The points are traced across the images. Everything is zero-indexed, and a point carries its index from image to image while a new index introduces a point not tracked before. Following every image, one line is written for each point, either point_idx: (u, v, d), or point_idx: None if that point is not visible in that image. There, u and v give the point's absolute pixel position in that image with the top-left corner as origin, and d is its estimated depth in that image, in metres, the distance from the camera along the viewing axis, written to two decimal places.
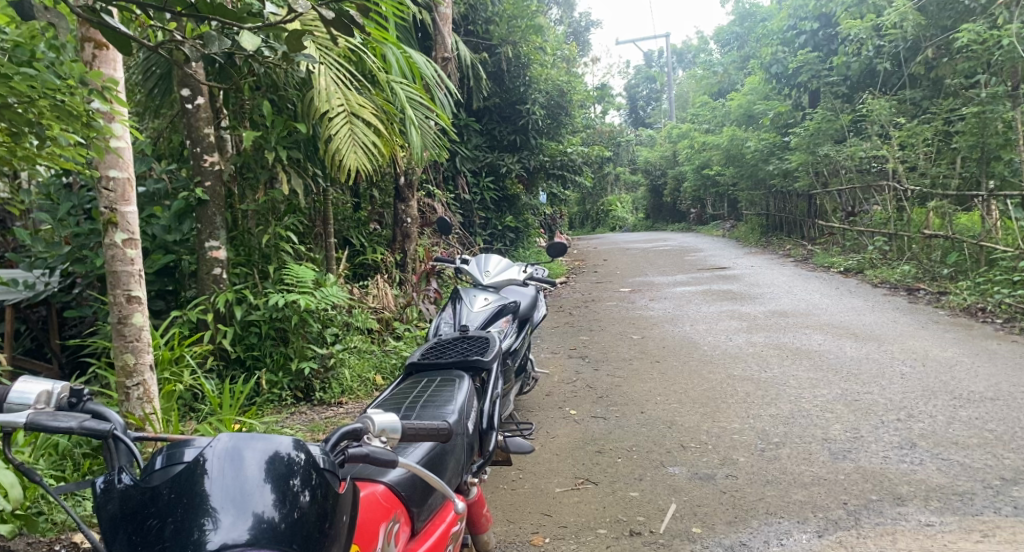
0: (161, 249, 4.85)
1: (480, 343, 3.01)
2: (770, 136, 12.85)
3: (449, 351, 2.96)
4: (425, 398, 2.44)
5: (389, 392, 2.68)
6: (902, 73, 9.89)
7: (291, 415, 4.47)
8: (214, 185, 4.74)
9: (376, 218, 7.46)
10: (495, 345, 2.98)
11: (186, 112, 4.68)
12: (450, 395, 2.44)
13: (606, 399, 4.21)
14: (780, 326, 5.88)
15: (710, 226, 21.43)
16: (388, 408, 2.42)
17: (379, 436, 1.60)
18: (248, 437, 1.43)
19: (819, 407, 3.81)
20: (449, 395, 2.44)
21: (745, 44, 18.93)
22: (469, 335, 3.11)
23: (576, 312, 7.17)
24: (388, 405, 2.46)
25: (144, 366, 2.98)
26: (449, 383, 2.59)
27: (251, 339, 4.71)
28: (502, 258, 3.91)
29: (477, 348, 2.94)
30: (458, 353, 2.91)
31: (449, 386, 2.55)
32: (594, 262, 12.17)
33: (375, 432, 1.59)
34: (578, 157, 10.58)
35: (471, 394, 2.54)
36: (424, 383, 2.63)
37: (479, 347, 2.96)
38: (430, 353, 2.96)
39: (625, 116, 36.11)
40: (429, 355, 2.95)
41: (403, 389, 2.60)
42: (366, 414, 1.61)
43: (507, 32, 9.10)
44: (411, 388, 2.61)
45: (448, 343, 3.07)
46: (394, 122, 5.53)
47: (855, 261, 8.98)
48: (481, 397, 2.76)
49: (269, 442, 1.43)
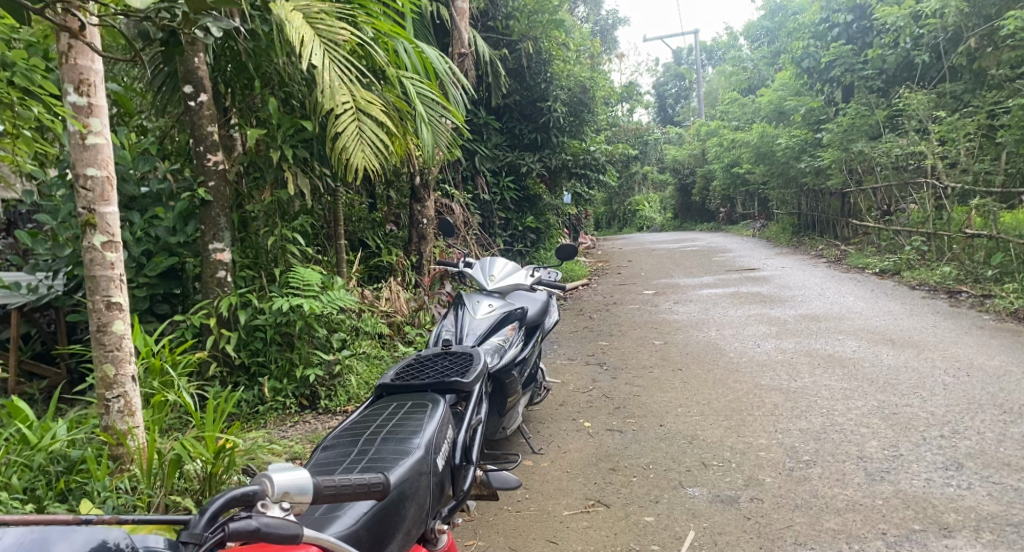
0: (165, 251, 4.69)
1: (466, 360, 2.81)
2: (801, 133, 12.44)
3: (427, 370, 2.75)
4: (388, 429, 2.25)
5: (354, 417, 2.49)
6: (942, 66, 9.47)
7: (293, 426, 4.30)
8: (218, 185, 4.56)
9: (392, 219, 7.29)
10: (477, 364, 2.77)
11: (189, 109, 4.51)
12: (415, 426, 2.25)
13: (623, 411, 3.96)
14: (811, 331, 5.57)
15: (740, 225, 20.98)
16: (347, 438, 2.24)
17: (279, 500, 1.46)
18: (66, 530, 1.36)
19: (852, 421, 3.51)
20: (415, 425, 2.25)
21: (776, 39, 18.46)
22: (453, 352, 2.91)
23: (596, 315, 6.91)
24: (348, 435, 2.28)
25: (126, 378, 2.80)
26: (419, 409, 2.39)
27: (255, 344, 4.54)
28: (509, 261, 3.67)
29: (457, 368, 2.74)
30: (436, 373, 2.70)
31: (418, 413, 2.36)
32: (620, 263, 11.87)
33: (274, 496, 1.45)
34: (601, 155, 10.29)
35: (445, 423, 2.35)
36: (393, 408, 2.44)
37: (462, 366, 2.76)
38: (408, 370, 2.76)
39: (653, 115, 35.67)
40: (406, 372, 2.75)
41: (368, 414, 2.41)
42: (264, 473, 1.48)
43: (528, 28, 8.85)
44: (376, 415, 2.41)
45: (431, 359, 2.87)
46: (405, 119, 5.31)
47: (891, 262, 8.58)
48: (459, 423, 2.57)
49: (94, 533, 1.36)
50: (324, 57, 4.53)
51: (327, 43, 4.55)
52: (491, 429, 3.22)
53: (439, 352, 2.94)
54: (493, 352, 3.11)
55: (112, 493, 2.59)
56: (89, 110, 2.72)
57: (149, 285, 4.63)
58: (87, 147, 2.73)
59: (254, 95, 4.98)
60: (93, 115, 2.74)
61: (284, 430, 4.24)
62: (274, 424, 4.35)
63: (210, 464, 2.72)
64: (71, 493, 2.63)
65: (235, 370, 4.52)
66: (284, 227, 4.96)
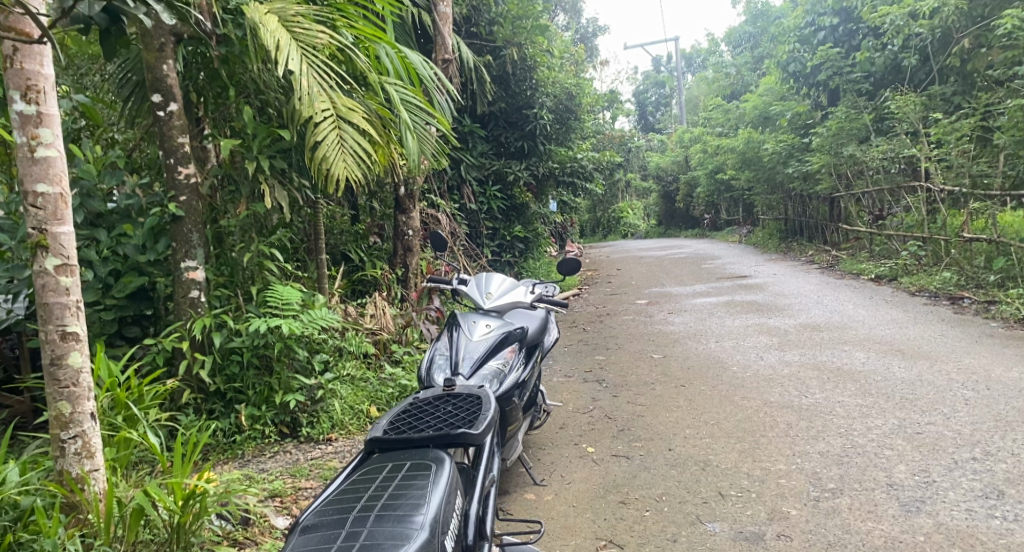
0: (134, 270, 4.38)
1: (469, 405, 2.56)
2: (787, 138, 12.30)
3: (426, 420, 2.48)
4: (383, 501, 1.99)
5: (344, 481, 2.20)
6: (930, 68, 9.39)
7: (273, 457, 4.00)
8: (190, 200, 4.30)
9: (376, 231, 7.02)
10: (484, 411, 2.52)
11: (158, 120, 4.23)
12: (417, 499, 2.00)
13: (627, 434, 3.71)
14: (815, 342, 5.35)
15: (725, 231, 20.87)
16: (334, 514, 1.96)
17: None
18: None
19: (876, 443, 3.30)
20: (417, 497, 2.01)
21: (760, 45, 18.44)
22: (455, 396, 2.64)
23: (590, 328, 6.67)
24: (335, 508, 2.00)
25: (84, 416, 2.47)
26: (421, 474, 2.14)
27: (232, 369, 4.25)
28: (506, 277, 3.38)
29: (463, 417, 2.48)
30: (437, 423, 2.44)
31: (419, 480, 2.10)
32: (608, 272, 11.62)
33: None
34: (588, 162, 10.08)
35: (451, 492, 2.10)
36: (390, 472, 2.16)
37: (467, 414, 2.50)
38: (404, 419, 2.49)
39: (634, 122, 35.61)
40: (400, 422, 2.48)
41: (357, 480, 2.13)
42: None
43: (511, 34, 8.62)
44: (369, 480, 2.14)
45: (429, 404, 2.60)
46: (389, 127, 5.06)
47: (887, 268, 8.42)
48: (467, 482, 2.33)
49: None
50: (301, 63, 4.28)
51: (304, 47, 4.30)
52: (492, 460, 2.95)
53: (438, 394, 2.67)
54: (493, 381, 2.86)
55: (65, 550, 2.30)
56: (38, 119, 2.43)
57: (118, 307, 4.31)
58: (37, 161, 2.43)
59: (229, 104, 4.70)
60: (42, 125, 2.44)
61: (263, 462, 3.93)
62: (253, 455, 4.05)
63: (177, 513, 2.46)
64: (19, 549, 2.34)
65: (210, 397, 4.22)
66: (261, 242, 4.67)
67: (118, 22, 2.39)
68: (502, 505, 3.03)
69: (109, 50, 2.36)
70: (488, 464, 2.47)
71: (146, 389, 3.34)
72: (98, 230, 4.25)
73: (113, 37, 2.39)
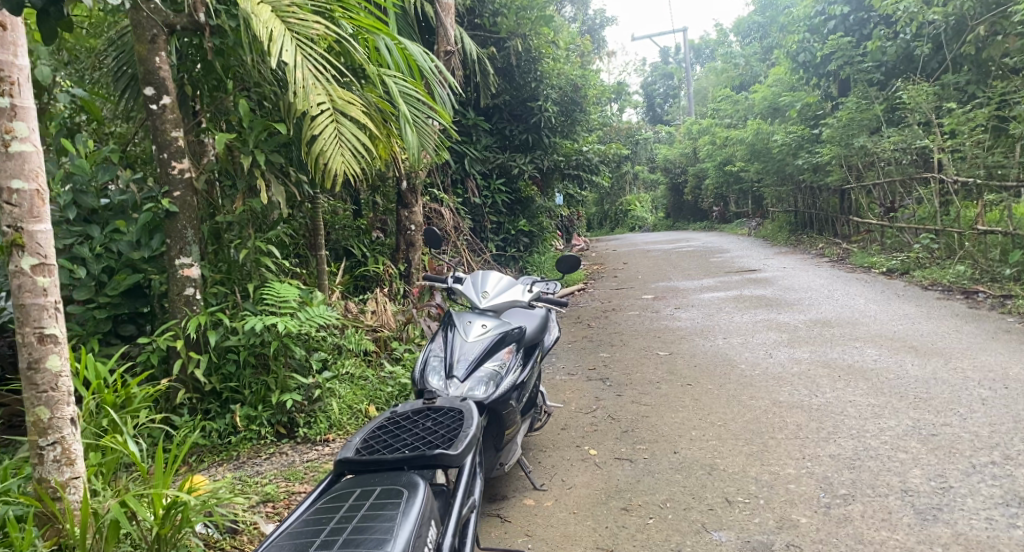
0: (128, 267, 4.28)
1: (450, 421, 2.46)
2: (797, 129, 12.12)
3: (400, 440, 2.37)
4: (346, 535, 1.89)
5: (310, 509, 2.10)
6: (943, 57, 9.20)
7: (268, 459, 3.90)
8: (184, 195, 4.20)
9: (378, 226, 6.92)
10: (464, 430, 2.41)
11: (151, 113, 4.13)
12: (383, 533, 1.89)
13: (631, 435, 3.60)
14: (826, 339, 5.22)
15: (734, 224, 20.67)
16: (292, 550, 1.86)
17: None
18: None
19: (889, 446, 3.18)
20: (383, 531, 1.90)
21: (769, 35, 18.23)
22: (435, 413, 2.54)
23: (595, 324, 6.55)
24: (294, 542, 1.90)
25: (64, 421, 2.39)
26: (390, 502, 2.03)
27: (228, 368, 4.16)
28: (504, 275, 3.26)
29: (441, 437, 2.37)
30: (413, 444, 2.33)
31: (387, 510, 2.00)
32: (615, 266, 11.49)
33: None
34: (594, 155, 9.94)
35: (423, 523, 1.99)
36: (357, 501, 2.06)
37: (446, 431, 2.41)
38: (379, 437, 2.40)
39: (642, 114, 35.36)
40: (375, 440, 2.39)
41: (322, 510, 2.03)
42: None
43: (516, 25, 8.48)
44: (335, 509, 2.03)
45: (407, 420, 2.51)
46: (388, 120, 4.95)
47: (899, 261, 8.26)
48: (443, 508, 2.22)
49: None
50: (297, 54, 4.17)
51: (300, 38, 4.19)
52: (487, 465, 2.86)
53: (418, 407, 2.59)
54: (489, 385, 2.76)
55: None
56: (13, 113, 2.33)
57: (111, 305, 4.22)
58: (11, 156, 2.33)
59: (225, 97, 4.59)
60: (17, 118, 2.34)
61: (258, 464, 3.84)
62: (248, 457, 3.96)
63: (158, 525, 2.38)
64: None
65: (206, 397, 4.13)
66: (258, 238, 4.57)
67: (57, 3, 2.22)
68: (500, 511, 2.93)
69: (47, 30, 2.21)
70: (468, 486, 2.36)
71: (134, 391, 3.26)
72: (92, 226, 4.15)
73: (53, 18, 2.24)
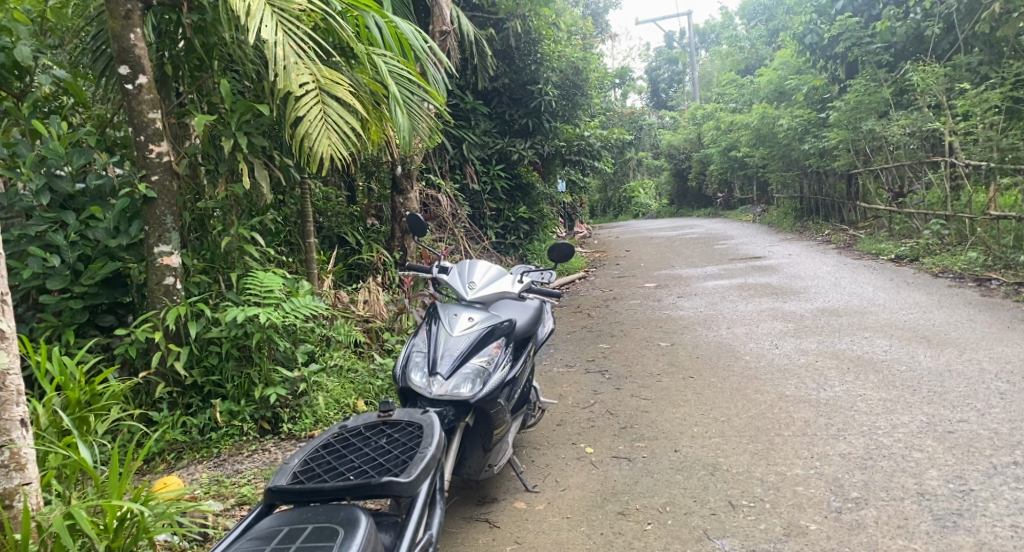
0: (105, 255, 4.09)
1: (404, 443, 2.26)
2: (803, 113, 11.88)
3: (344, 467, 2.18)
4: None
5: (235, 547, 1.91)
6: (955, 37, 8.96)
7: (250, 457, 3.74)
8: (163, 179, 4.01)
9: (373, 213, 6.72)
10: (418, 453, 2.21)
11: (127, 93, 3.94)
12: None
13: (630, 432, 3.42)
14: (834, 329, 5.01)
15: (738, 211, 20.39)
16: None
17: None
18: None
19: (903, 444, 2.98)
20: None
21: (775, 18, 17.93)
22: (387, 433, 2.34)
23: (595, 313, 6.36)
24: None
25: (12, 423, 2.22)
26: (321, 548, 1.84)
27: (210, 360, 3.98)
28: (492, 264, 3.04)
29: (390, 463, 2.17)
30: (357, 471, 2.14)
31: None
32: (617, 253, 11.28)
33: None
34: (596, 140, 9.71)
35: None
36: (285, 543, 1.87)
37: (399, 453, 2.22)
38: (322, 460, 2.22)
39: (646, 100, 34.97)
40: (317, 464, 2.21)
41: None
42: None
43: (515, 5, 8.20)
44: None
45: (356, 440, 2.31)
46: (378, 101, 4.74)
47: (908, 247, 8.04)
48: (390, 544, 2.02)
49: None
50: (278, 31, 3.97)
51: (280, 14, 3.99)
52: (473, 467, 2.70)
53: (372, 422, 2.40)
54: (475, 383, 2.57)
55: None
56: None
57: (88, 295, 4.03)
58: None
59: (208, 77, 4.37)
60: None
61: (239, 462, 3.68)
62: (229, 454, 3.79)
63: (108, 538, 2.27)
64: None
65: (187, 390, 3.96)
66: (241, 225, 4.39)
67: None
68: (489, 516, 2.76)
69: None
70: (421, 514, 2.16)
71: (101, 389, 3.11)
72: (66, 212, 3.95)
73: None
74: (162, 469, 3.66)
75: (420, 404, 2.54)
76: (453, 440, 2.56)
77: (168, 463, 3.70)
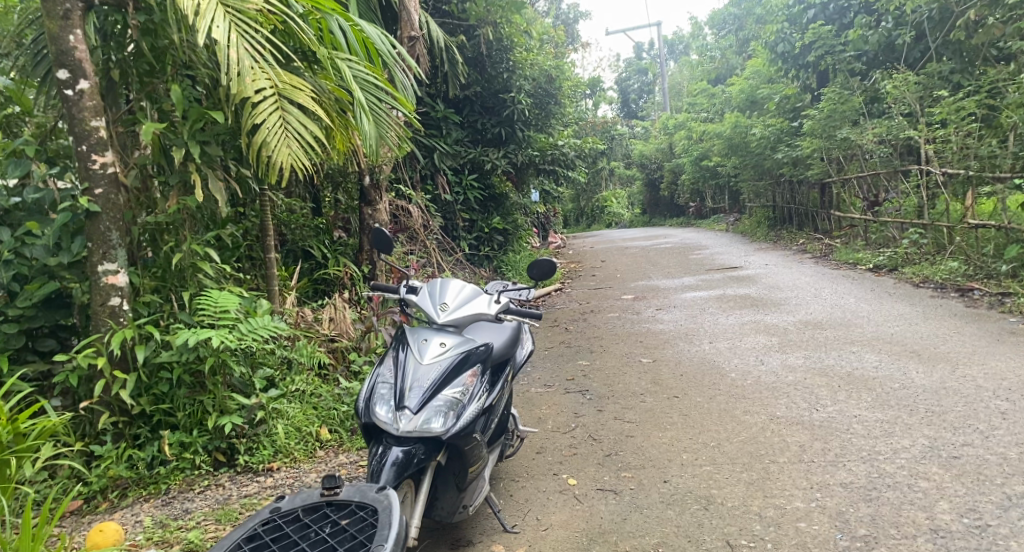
0: (44, 275, 3.76)
1: (351, 539, 1.98)
2: (776, 122, 11.82)
3: None
4: None
5: None
6: (926, 45, 8.94)
7: (201, 494, 3.43)
8: (108, 192, 3.70)
9: (340, 225, 6.42)
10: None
11: (67, 100, 3.62)
12: None
13: (616, 460, 3.18)
14: (820, 343, 4.83)
15: (710, 220, 20.36)
16: None
17: None
18: None
19: (908, 472, 2.79)
20: None
21: (744, 28, 18.00)
22: (330, 524, 2.05)
23: (573, 327, 6.13)
24: None
25: None
26: None
27: (160, 388, 3.66)
28: (466, 283, 2.79)
29: None
30: None
31: None
32: (592, 264, 11.10)
33: None
34: (570, 150, 9.50)
35: None
36: None
37: None
38: None
39: (616, 110, 34.98)
40: None
41: None
42: None
43: (485, 11, 8.02)
44: None
45: (292, 534, 2.02)
46: (342, 107, 4.47)
47: (886, 256, 7.93)
48: None
49: None
50: (231, 33, 3.68)
51: (235, 14, 3.71)
52: (445, 509, 2.46)
53: (314, 505, 2.11)
54: (447, 416, 2.32)
55: None
56: None
57: (25, 318, 3.70)
58: None
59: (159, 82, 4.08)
60: None
61: (189, 500, 3.38)
62: (180, 491, 3.49)
63: None
64: None
65: (135, 420, 3.62)
66: (195, 240, 4.08)
67: None
68: None
69: None
70: None
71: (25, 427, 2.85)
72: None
73: None
74: (104, 508, 3.35)
75: (387, 442, 2.29)
76: (423, 481, 2.32)
77: (111, 501, 3.39)
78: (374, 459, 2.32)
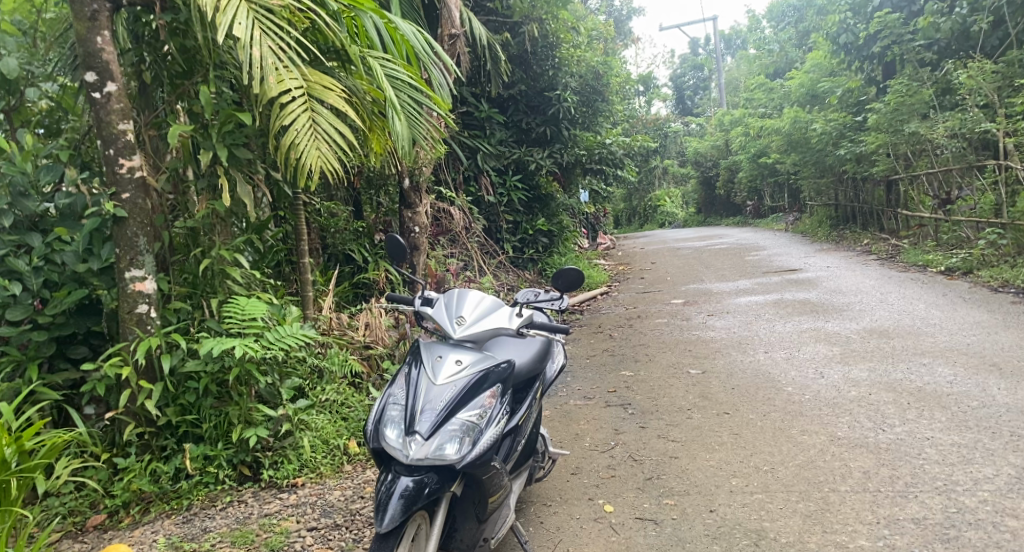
0: (73, 281, 3.66)
1: None
2: (838, 117, 11.29)
3: None
4: None
5: None
6: (1007, 32, 8.34)
7: (223, 511, 3.32)
8: (135, 197, 3.61)
9: (380, 228, 6.29)
10: None
11: (94, 103, 3.53)
12: None
13: (658, 486, 2.92)
14: (885, 354, 4.45)
15: (768, 219, 19.70)
16: None
17: None
18: None
19: (991, 508, 2.47)
20: None
21: (805, 20, 17.34)
22: None
23: (617, 334, 5.86)
24: None
25: None
26: None
27: (186, 398, 3.55)
28: (485, 295, 2.58)
29: None
30: None
31: None
32: (642, 266, 10.75)
33: None
34: (618, 148, 9.20)
35: None
36: None
37: None
38: None
39: (670, 107, 34.31)
40: None
41: None
42: None
43: (530, 7, 7.77)
44: None
45: None
46: (375, 108, 4.32)
47: (959, 258, 7.40)
48: None
49: None
50: (257, 31, 3.55)
51: (261, 13, 3.57)
52: (465, 542, 2.31)
53: None
54: (462, 442, 2.13)
55: None
56: None
57: (55, 325, 3.60)
58: None
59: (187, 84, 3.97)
60: None
61: (210, 518, 3.27)
62: (202, 507, 3.37)
63: None
64: None
65: (161, 431, 3.53)
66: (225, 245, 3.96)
67: None
68: None
69: None
70: None
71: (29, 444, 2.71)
72: (30, 235, 3.52)
73: None
74: (126, 524, 3.25)
75: (396, 471, 2.11)
76: (437, 512, 2.15)
77: (134, 517, 3.29)
78: (383, 487, 2.15)
